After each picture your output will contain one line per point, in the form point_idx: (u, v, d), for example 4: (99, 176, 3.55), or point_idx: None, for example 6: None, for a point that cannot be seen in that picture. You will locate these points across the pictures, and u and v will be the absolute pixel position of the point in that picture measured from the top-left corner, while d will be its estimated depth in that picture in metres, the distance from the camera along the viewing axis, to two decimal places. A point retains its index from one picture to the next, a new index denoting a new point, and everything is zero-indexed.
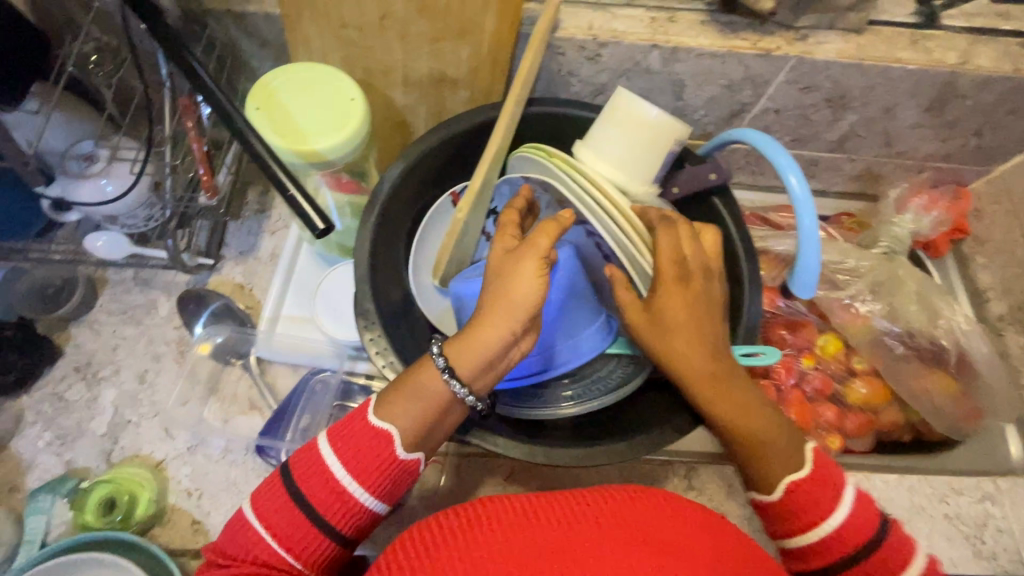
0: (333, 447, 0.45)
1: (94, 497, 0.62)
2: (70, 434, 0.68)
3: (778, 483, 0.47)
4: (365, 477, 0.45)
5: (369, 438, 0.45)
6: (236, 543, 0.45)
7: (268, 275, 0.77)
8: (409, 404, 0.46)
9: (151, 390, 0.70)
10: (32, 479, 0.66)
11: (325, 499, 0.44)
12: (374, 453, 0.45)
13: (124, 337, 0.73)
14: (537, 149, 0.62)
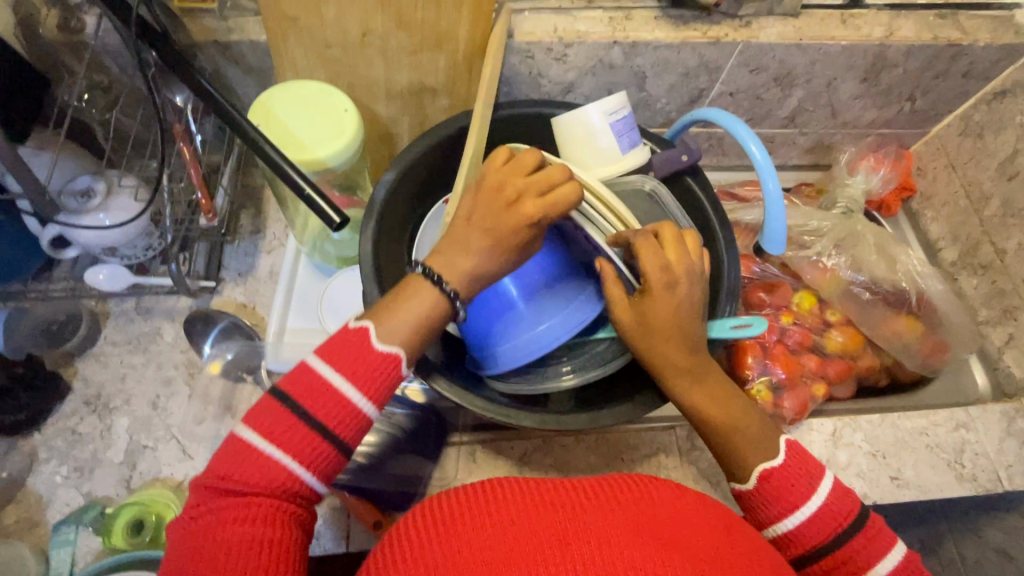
0: (329, 364, 0.46)
1: (120, 519, 0.63)
2: (87, 466, 0.68)
3: (751, 470, 0.51)
4: (368, 388, 0.46)
5: (370, 358, 0.47)
6: (229, 465, 0.44)
7: (269, 291, 0.79)
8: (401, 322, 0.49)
9: (164, 414, 0.72)
10: (53, 514, 0.66)
11: (327, 409, 0.45)
12: (376, 370, 0.47)
13: (132, 366, 0.74)
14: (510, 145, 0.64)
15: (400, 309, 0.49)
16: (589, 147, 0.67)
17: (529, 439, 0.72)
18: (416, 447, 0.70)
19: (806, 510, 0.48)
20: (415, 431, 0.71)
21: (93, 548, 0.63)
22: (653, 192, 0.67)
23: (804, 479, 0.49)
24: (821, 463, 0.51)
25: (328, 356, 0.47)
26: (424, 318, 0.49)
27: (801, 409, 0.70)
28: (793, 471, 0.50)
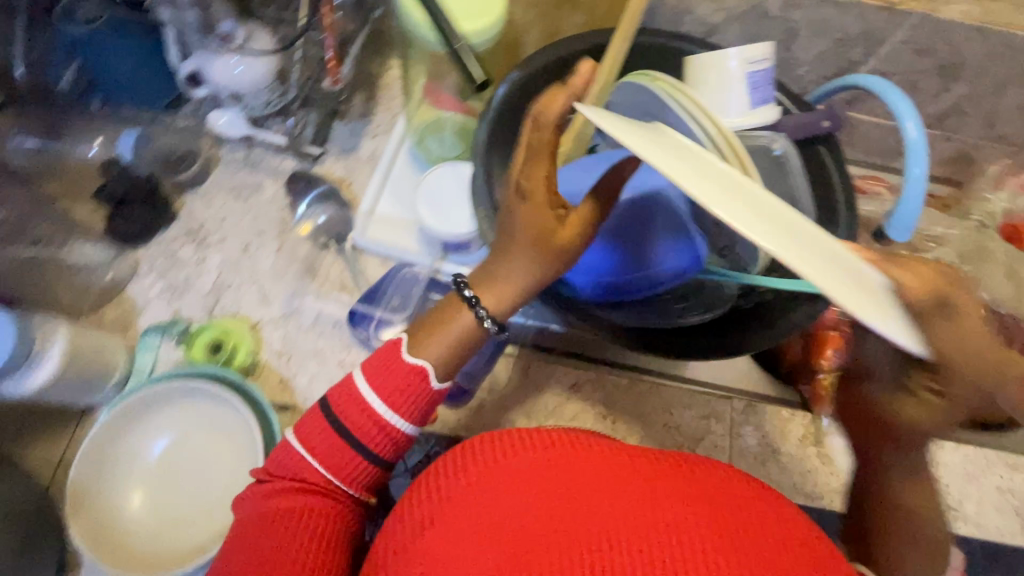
0: (368, 381, 0.48)
1: (202, 337, 0.69)
2: (179, 287, 0.74)
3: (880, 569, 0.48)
4: (403, 408, 0.48)
5: (404, 375, 0.47)
6: (279, 463, 0.49)
7: (367, 173, 0.81)
8: (441, 345, 0.48)
9: (252, 260, 0.76)
10: (143, 321, 0.72)
11: (365, 427, 0.47)
12: (410, 386, 0.48)
13: (232, 211, 0.78)
14: (642, 75, 0.59)
15: (435, 334, 0.48)
16: (717, 97, 0.63)
17: (583, 370, 0.72)
18: None
19: None
20: None
21: (173, 360, 0.69)
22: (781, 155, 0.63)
23: None
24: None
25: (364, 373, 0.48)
26: (455, 344, 0.49)
27: None
28: None
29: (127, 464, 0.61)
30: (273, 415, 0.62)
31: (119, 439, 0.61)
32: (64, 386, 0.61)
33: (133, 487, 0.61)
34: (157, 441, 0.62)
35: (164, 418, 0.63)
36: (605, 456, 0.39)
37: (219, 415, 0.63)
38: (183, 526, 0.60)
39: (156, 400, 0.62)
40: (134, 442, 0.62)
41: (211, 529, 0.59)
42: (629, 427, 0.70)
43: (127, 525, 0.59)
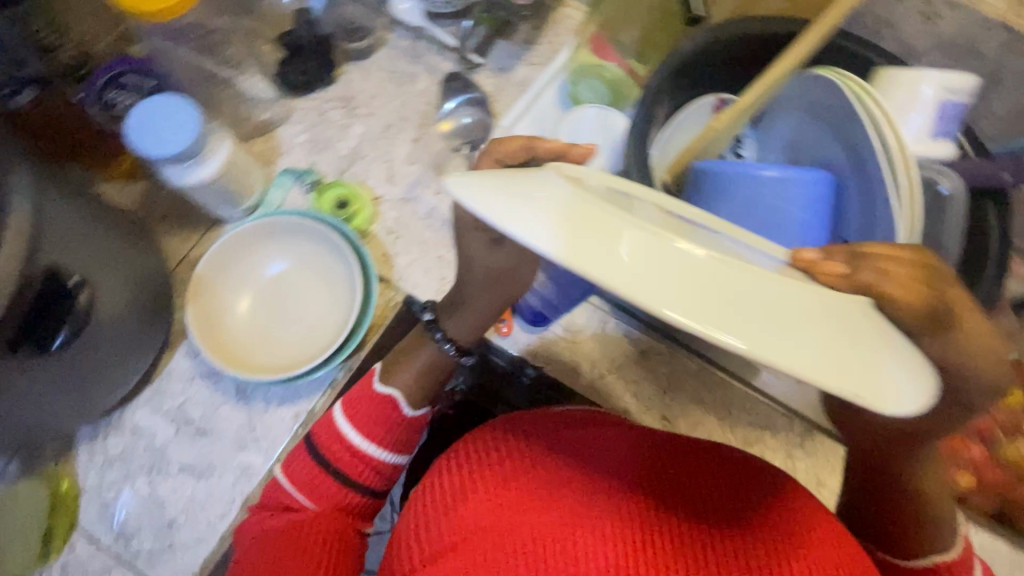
0: (347, 416, 0.56)
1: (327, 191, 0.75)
2: (320, 143, 0.79)
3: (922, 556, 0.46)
4: (377, 436, 0.55)
5: (379, 408, 0.56)
6: (271, 496, 0.56)
7: (514, 95, 0.83)
8: (411, 372, 0.57)
9: (389, 140, 0.80)
10: (283, 162, 0.78)
11: (343, 461, 0.55)
12: (381, 414, 0.55)
13: (384, 91, 0.82)
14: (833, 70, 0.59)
15: (405, 360, 0.57)
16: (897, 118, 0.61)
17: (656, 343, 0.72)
18: None
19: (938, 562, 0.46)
20: None
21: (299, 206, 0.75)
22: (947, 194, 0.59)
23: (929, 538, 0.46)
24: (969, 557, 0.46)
25: (317, 439, 0.56)
26: (423, 369, 0.57)
27: None
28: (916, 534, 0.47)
29: (247, 273, 0.68)
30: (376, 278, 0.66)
31: (249, 249, 0.68)
32: (212, 190, 0.67)
33: (244, 294, 0.68)
34: (277, 263, 0.69)
35: (289, 246, 0.69)
36: (585, 437, 0.48)
37: (331, 263, 0.68)
38: (275, 342, 0.67)
39: (286, 229, 0.68)
40: (259, 257, 0.69)
41: (299, 353, 0.66)
42: (685, 409, 0.71)
43: (232, 323, 0.67)
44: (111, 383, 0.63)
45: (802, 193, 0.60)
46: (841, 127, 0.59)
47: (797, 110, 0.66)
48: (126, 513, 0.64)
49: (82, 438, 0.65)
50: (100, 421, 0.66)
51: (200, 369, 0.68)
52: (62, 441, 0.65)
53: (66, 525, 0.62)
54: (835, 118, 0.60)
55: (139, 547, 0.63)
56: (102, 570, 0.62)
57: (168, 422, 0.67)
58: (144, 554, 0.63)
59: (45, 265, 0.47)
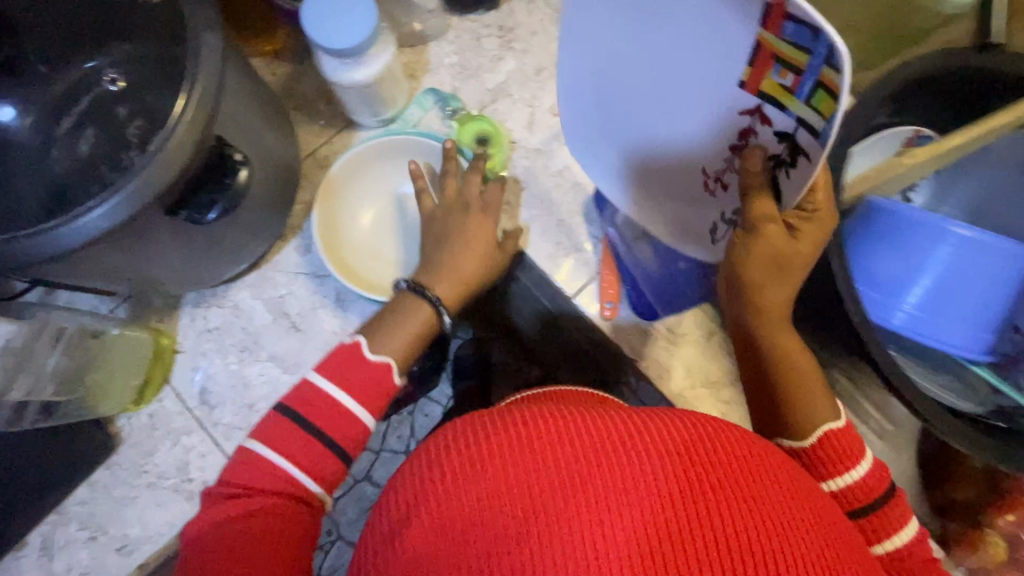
0: (326, 376, 0.50)
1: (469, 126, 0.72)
2: (468, 70, 0.74)
3: (813, 429, 0.48)
4: (365, 400, 0.50)
5: (370, 370, 0.51)
6: (239, 472, 0.47)
7: None
8: (404, 340, 0.54)
9: (539, 84, 0.74)
10: (427, 80, 0.74)
11: (331, 424, 0.48)
12: (369, 378, 0.51)
13: (546, 29, 0.76)
14: None
15: (396, 327, 0.54)
16: None
17: None
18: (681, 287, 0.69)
19: (853, 473, 0.46)
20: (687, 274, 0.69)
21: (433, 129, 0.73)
22: None
23: (856, 443, 0.47)
24: (862, 451, 0.47)
25: (291, 403, 0.49)
26: (419, 331, 0.55)
27: None
28: (853, 445, 0.47)
29: (374, 188, 0.70)
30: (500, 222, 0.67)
31: (380, 165, 0.70)
32: (360, 94, 0.65)
33: (368, 207, 0.70)
34: (405, 185, 0.71)
35: (420, 170, 0.70)
36: (630, 449, 0.32)
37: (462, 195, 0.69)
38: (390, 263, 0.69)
39: (426, 150, 0.69)
40: (388, 175, 0.71)
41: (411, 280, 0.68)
42: None
43: (352, 233, 0.69)
44: (229, 261, 0.63)
45: (986, 262, 0.54)
46: None
47: None
48: (213, 383, 0.66)
49: (187, 303, 0.67)
50: (205, 291, 0.67)
51: (308, 267, 0.68)
52: (169, 300, 0.67)
53: (160, 379, 0.65)
54: None
55: (219, 418, 0.65)
56: (184, 429, 0.65)
57: (267, 309, 0.68)
58: (222, 426, 0.65)
59: (215, 134, 0.46)
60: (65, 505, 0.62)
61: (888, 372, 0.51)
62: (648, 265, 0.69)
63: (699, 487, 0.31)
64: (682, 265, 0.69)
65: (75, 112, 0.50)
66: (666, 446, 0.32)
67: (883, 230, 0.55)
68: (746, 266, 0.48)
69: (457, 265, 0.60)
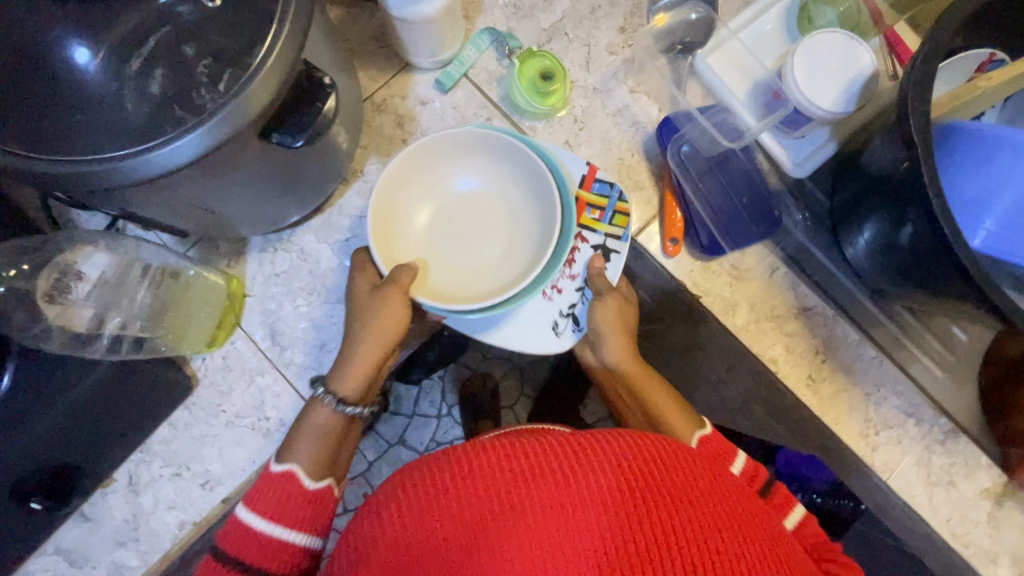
0: (247, 511, 0.52)
1: (532, 67, 0.71)
2: (523, 11, 0.74)
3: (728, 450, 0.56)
4: (283, 522, 0.51)
5: (281, 483, 0.53)
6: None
7: (734, 9, 0.75)
8: (308, 446, 0.57)
9: (594, 24, 0.74)
10: (481, 22, 0.73)
11: (260, 555, 0.50)
12: (282, 490, 0.53)
13: None
14: None
15: (304, 431, 0.59)
16: None
17: (824, 302, 0.70)
18: (744, 220, 0.69)
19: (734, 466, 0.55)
20: (749, 208, 0.70)
21: (488, 70, 0.73)
22: None
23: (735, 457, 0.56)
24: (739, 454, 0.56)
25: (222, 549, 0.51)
26: (333, 417, 0.59)
27: None
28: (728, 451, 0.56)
29: (437, 183, 0.68)
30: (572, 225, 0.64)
31: (437, 165, 0.67)
32: (427, 31, 0.64)
33: (422, 207, 0.67)
34: (465, 189, 0.68)
35: (484, 172, 0.68)
36: (561, 464, 0.40)
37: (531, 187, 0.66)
38: (450, 270, 0.67)
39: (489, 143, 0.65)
40: (447, 172, 0.68)
41: (476, 288, 0.66)
42: (832, 375, 0.69)
43: (410, 237, 0.66)
44: (297, 203, 0.64)
45: None
46: None
47: None
48: (282, 325, 0.67)
49: (253, 247, 0.68)
50: (270, 236, 0.68)
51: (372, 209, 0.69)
52: (236, 244, 0.67)
53: (232, 322, 0.66)
54: None
55: (291, 359, 0.66)
56: (258, 369, 0.66)
57: (333, 253, 0.68)
58: (294, 366, 0.66)
59: (304, 60, 0.46)
60: (147, 443, 0.64)
61: (981, 283, 0.50)
62: (710, 199, 0.70)
63: (643, 496, 0.39)
64: (744, 202, 0.70)
65: (142, 52, 0.46)
66: (599, 455, 0.40)
67: (970, 148, 0.55)
68: (600, 318, 0.64)
69: (388, 314, 0.60)
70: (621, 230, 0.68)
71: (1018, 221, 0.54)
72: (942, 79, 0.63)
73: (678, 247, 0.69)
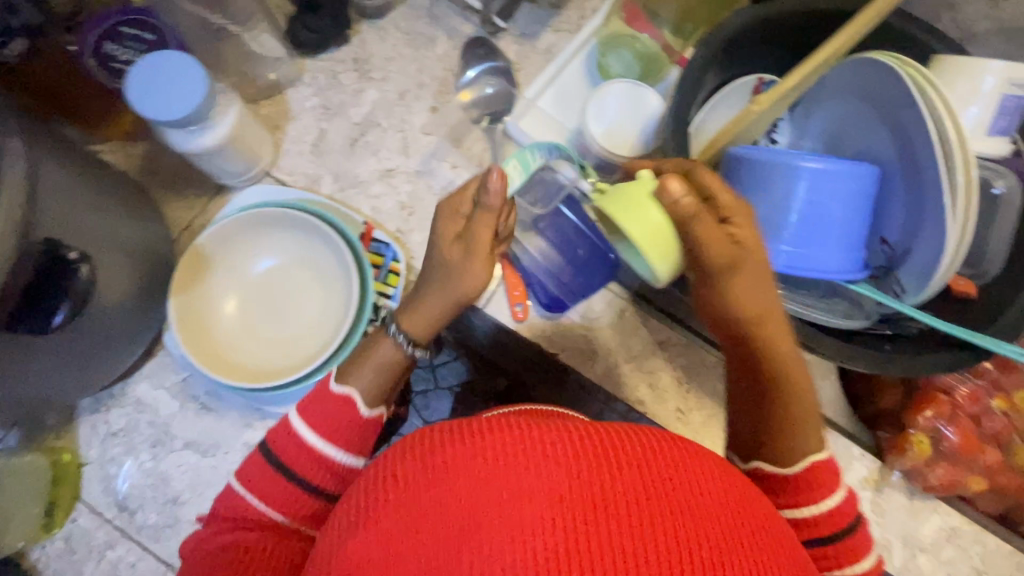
0: (303, 416, 0.45)
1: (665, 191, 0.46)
2: (332, 109, 0.74)
3: (802, 457, 0.48)
4: (338, 440, 0.44)
5: (337, 405, 0.45)
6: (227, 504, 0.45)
7: (537, 66, 0.78)
8: (369, 374, 0.47)
9: (406, 108, 0.75)
10: (292, 128, 0.73)
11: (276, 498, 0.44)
12: (342, 415, 0.45)
13: (401, 54, 0.76)
14: (889, 55, 0.53)
15: (363, 357, 0.48)
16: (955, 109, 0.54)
17: (677, 333, 0.71)
18: (582, 271, 0.70)
19: (825, 503, 0.46)
20: (586, 259, 0.70)
21: (306, 174, 0.72)
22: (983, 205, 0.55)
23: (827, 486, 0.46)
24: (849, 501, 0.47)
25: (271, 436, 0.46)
26: (390, 364, 0.48)
27: (946, 485, 0.66)
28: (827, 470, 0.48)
29: (242, 267, 0.63)
30: (368, 267, 0.61)
31: (229, 250, 0.62)
32: (218, 160, 0.64)
33: (231, 295, 0.63)
34: (256, 267, 0.64)
35: (263, 241, 0.63)
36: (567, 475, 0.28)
37: (324, 257, 0.63)
38: (273, 345, 0.63)
39: (270, 224, 0.62)
40: (248, 254, 0.63)
41: (287, 362, 0.62)
42: (699, 401, 0.70)
43: (221, 334, 0.62)
44: (122, 353, 0.61)
45: (845, 187, 0.56)
46: (888, 116, 0.55)
47: (845, 96, 0.60)
48: (129, 487, 0.62)
49: (84, 410, 0.64)
50: (101, 393, 0.64)
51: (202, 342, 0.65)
52: (65, 412, 0.63)
53: (71, 498, 0.61)
54: (886, 108, 0.55)
55: (143, 522, 0.62)
56: (107, 543, 0.61)
57: (171, 396, 0.64)
58: (147, 529, 0.62)
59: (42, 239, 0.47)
60: None
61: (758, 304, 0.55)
62: (546, 257, 0.70)
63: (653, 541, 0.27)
64: (580, 254, 0.70)
65: None
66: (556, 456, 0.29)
67: (738, 177, 0.58)
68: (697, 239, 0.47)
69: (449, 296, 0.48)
70: (393, 288, 0.66)
71: (796, 245, 0.56)
72: (721, 108, 0.66)
73: (525, 309, 0.70)
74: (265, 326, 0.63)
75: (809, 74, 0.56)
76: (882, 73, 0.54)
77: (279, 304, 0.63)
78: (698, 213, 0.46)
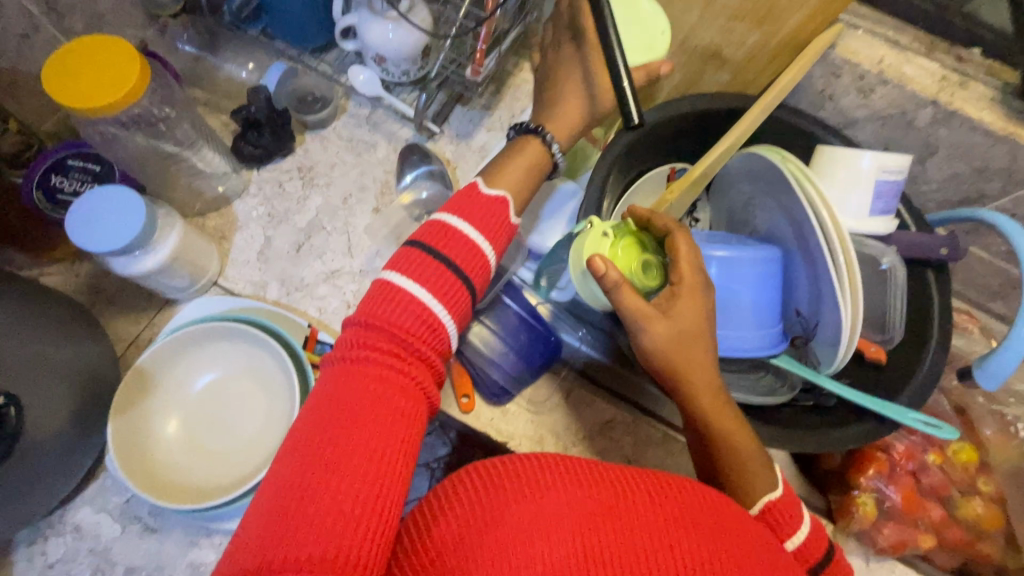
0: (458, 215, 0.49)
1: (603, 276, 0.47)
2: (278, 217, 0.78)
3: (757, 499, 0.47)
4: (491, 239, 0.50)
5: (492, 204, 0.51)
6: (371, 318, 0.44)
7: (474, 162, 0.83)
8: (519, 175, 0.55)
9: (349, 211, 0.79)
10: (239, 237, 0.77)
11: (413, 320, 0.44)
12: (497, 215, 0.51)
13: (343, 160, 0.81)
14: (773, 150, 0.59)
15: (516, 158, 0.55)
16: (838, 194, 0.59)
17: (620, 410, 0.73)
18: (527, 356, 0.72)
19: (797, 537, 0.46)
20: (530, 343, 0.72)
21: (253, 281, 0.75)
22: (878, 278, 0.60)
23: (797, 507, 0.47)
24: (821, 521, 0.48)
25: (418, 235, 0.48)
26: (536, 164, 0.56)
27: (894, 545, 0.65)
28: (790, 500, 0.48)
29: (189, 376, 0.65)
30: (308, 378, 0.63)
31: (178, 360, 0.64)
32: (160, 278, 0.66)
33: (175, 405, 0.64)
34: (202, 376, 0.65)
35: (207, 355, 0.65)
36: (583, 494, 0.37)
37: (267, 365, 0.65)
38: (209, 459, 0.63)
39: (213, 336, 0.64)
40: (194, 365, 0.65)
41: (218, 478, 0.62)
42: None
43: (158, 446, 0.62)
44: (60, 484, 0.60)
45: (752, 271, 0.59)
46: (781, 202, 0.60)
47: (745, 184, 0.65)
48: None
49: (20, 542, 0.62)
50: (38, 524, 0.63)
51: None
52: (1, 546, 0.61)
53: None
54: (779, 197, 0.60)
55: None
56: None
57: (113, 520, 0.63)
58: None
59: None
60: None
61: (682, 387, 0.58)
62: (491, 346, 0.72)
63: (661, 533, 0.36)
64: (523, 339, 0.72)
65: None
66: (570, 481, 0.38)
67: None
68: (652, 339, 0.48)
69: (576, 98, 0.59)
70: None
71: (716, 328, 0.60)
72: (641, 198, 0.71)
73: (471, 400, 0.71)
74: (203, 438, 0.64)
75: (708, 168, 0.61)
76: (770, 166, 0.59)
77: (221, 417, 0.65)
78: (620, 283, 0.47)
